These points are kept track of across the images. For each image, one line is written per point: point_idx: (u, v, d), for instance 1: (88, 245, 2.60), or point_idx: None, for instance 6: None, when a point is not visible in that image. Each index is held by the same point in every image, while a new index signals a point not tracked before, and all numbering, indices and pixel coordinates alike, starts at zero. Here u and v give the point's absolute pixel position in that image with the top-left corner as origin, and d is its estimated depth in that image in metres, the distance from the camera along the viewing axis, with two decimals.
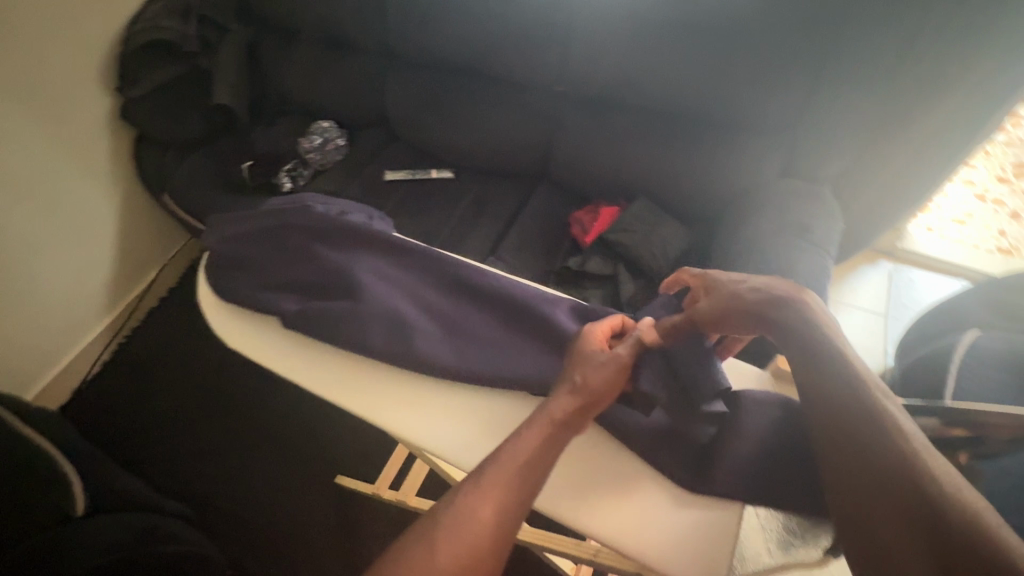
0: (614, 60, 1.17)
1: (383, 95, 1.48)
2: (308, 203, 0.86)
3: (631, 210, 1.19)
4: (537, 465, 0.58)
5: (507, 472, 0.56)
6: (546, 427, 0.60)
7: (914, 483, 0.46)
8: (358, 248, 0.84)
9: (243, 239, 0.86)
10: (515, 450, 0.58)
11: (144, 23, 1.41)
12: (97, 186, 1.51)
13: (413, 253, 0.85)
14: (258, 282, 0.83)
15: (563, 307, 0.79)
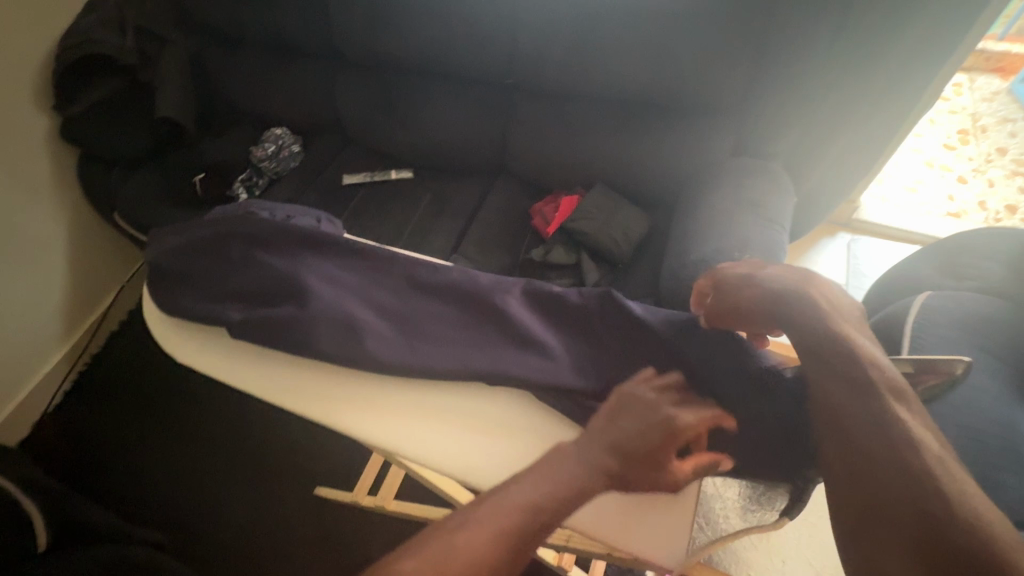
0: (562, 50, 1.16)
1: (334, 98, 1.45)
2: (251, 210, 0.85)
3: (590, 197, 1.20)
4: (538, 518, 0.52)
5: (503, 523, 0.51)
6: (558, 482, 0.55)
7: (926, 513, 0.46)
8: (306, 251, 0.83)
9: (184, 252, 0.84)
10: (518, 499, 0.53)
11: (77, 38, 1.36)
12: (42, 210, 1.44)
13: (365, 255, 0.84)
14: (204, 293, 0.81)
15: (514, 292, 0.82)
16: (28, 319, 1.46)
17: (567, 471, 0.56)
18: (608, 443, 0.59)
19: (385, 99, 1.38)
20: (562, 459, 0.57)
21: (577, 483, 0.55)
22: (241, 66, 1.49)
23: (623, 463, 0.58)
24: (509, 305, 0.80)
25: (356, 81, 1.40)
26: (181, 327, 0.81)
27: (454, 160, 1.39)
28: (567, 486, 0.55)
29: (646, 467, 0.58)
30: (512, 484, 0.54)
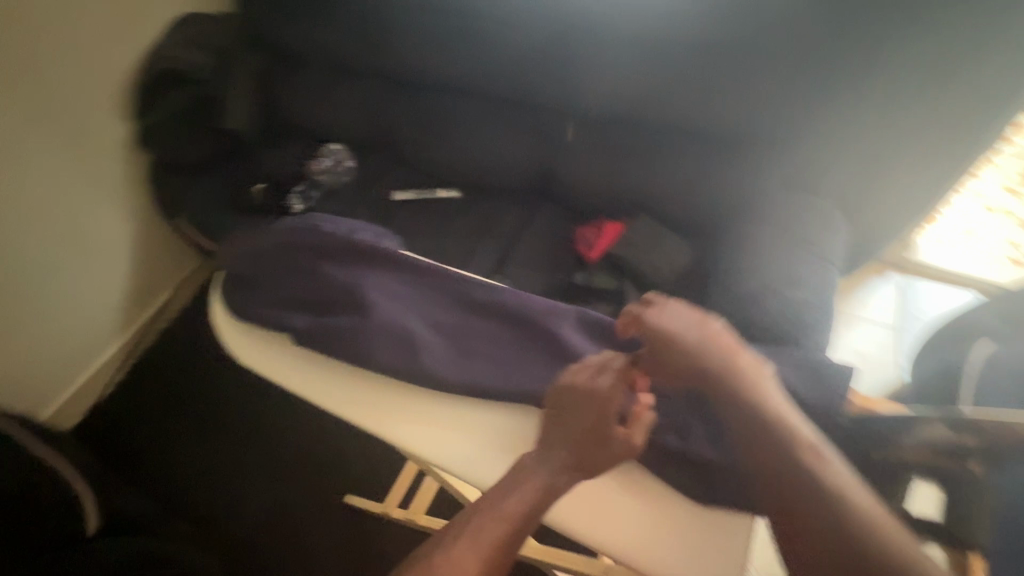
0: (616, 79, 1.19)
1: (389, 117, 1.50)
2: (316, 222, 0.84)
3: (636, 226, 1.21)
4: (518, 523, 0.62)
5: (490, 537, 0.61)
6: (529, 491, 0.64)
7: (795, 486, 0.59)
8: (367, 265, 0.83)
9: (251, 258, 0.86)
10: (496, 515, 0.62)
11: (159, 53, 1.45)
12: (115, 211, 1.54)
13: (423, 271, 0.84)
14: (270, 301, 0.84)
15: (569, 318, 0.81)
16: (92, 312, 1.54)
17: (537, 477, 0.65)
18: (563, 443, 0.67)
19: (438, 120, 1.43)
20: (529, 466, 0.66)
21: (542, 487, 0.64)
22: (302, 82, 1.55)
23: (579, 458, 0.66)
24: (562, 329, 0.80)
25: (411, 102, 1.45)
26: (241, 328, 0.85)
27: (501, 181, 1.41)
28: (540, 490, 0.64)
29: (602, 452, 0.66)
30: (483, 494, 0.64)
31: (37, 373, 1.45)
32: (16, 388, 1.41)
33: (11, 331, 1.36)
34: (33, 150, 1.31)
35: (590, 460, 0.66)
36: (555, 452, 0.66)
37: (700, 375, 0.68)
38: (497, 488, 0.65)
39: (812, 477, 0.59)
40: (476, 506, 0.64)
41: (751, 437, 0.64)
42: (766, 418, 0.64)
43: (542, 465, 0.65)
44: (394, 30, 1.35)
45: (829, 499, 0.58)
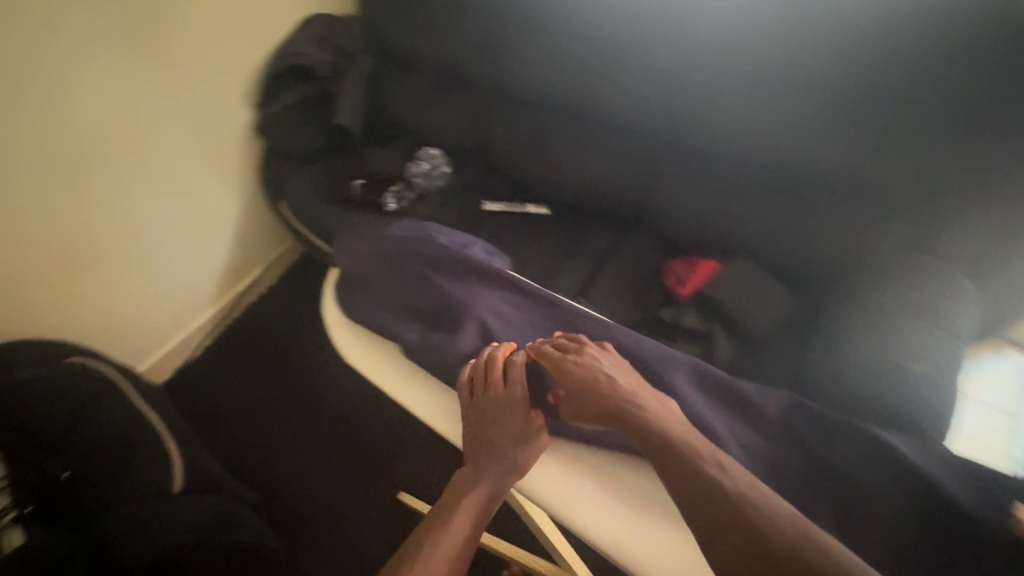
0: (731, 113, 1.14)
1: (489, 128, 1.54)
2: (431, 235, 0.96)
3: (733, 268, 1.16)
4: (466, 534, 0.76)
5: (446, 552, 0.73)
6: (465, 508, 0.78)
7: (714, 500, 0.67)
8: (476, 285, 0.94)
9: (369, 262, 0.98)
10: (446, 532, 0.75)
11: (288, 49, 1.56)
12: (228, 189, 1.65)
13: (527, 295, 0.94)
14: (380, 303, 0.95)
15: (682, 368, 0.86)
16: (194, 279, 1.67)
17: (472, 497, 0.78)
18: (474, 459, 0.81)
19: (538, 137, 1.45)
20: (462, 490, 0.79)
21: (474, 501, 0.78)
22: (410, 86, 1.61)
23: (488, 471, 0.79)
24: (672, 377, 0.85)
25: (514, 117, 1.48)
26: (354, 327, 0.97)
27: (594, 204, 1.40)
28: (477, 504, 0.78)
29: (504, 463, 0.79)
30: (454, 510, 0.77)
31: (138, 327, 1.57)
32: (120, 337, 1.54)
33: (123, 283, 1.49)
34: (168, 121, 1.43)
35: (498, 469, 0.79)
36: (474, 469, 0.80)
37: (589, 397, 0.79)
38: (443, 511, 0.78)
39: (697, 475, 0.69)
40: (427, 529, 0.76)
41: (654, 444, 0.74)
42: (671, 439, 0.73)
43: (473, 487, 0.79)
44: (509, 45, 1.39)
45: (712, 489, 0.68)
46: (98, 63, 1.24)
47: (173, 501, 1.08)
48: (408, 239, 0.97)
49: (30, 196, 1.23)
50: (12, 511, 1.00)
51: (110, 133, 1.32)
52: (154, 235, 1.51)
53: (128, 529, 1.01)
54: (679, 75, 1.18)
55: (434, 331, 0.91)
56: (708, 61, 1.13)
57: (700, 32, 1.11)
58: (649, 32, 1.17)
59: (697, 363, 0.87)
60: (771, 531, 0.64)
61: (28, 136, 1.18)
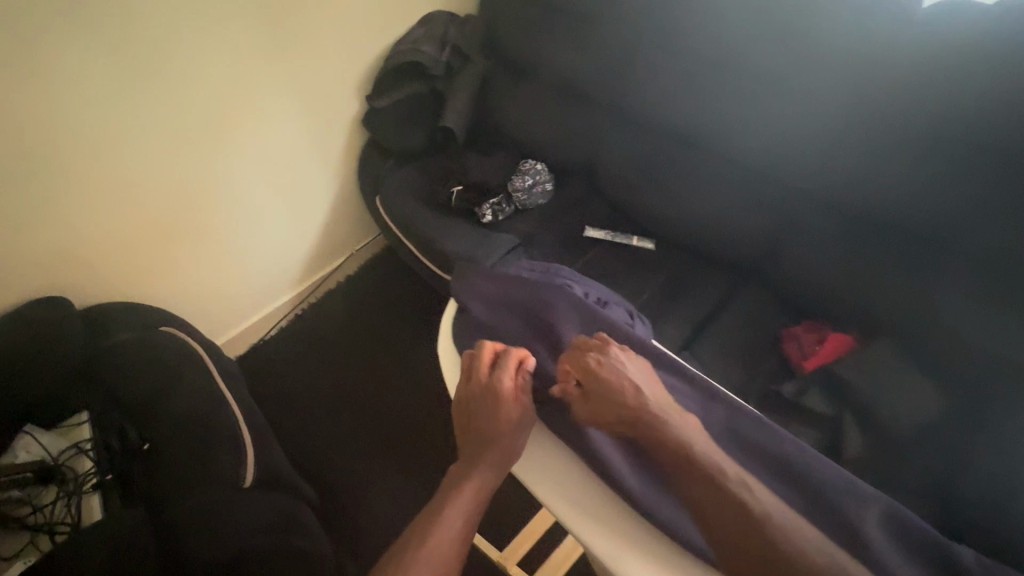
0: (895, 172, 1.00)
1: (600, 149, 1.44)
2: (566, 285, 0.93)
3: (873, 350, 1.01)
4: (460, 532, 0.74)
5: (441, 550, 0.71)
6: (460, 506, 0.76)
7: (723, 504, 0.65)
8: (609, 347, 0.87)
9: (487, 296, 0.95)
10: (440, 529, 0.73)
11: (406, 45, 1.52)
12: (325, 177, 1.65)
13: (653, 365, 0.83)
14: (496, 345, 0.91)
15: (874, 511, 0.67)
16: (281, 261, 1.68)
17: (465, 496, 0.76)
18: (470, 454, 0.79)
19: (653, 165, 1.33)
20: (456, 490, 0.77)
21: (469, 498, 0.76)
22: (522, 95, 1.55)
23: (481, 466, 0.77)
24: (856, 516, 0.67)
25: (630, 142, 1.37)
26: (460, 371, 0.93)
27: (708, 248, 1.28)
28: (469, 501, 0.76)
29: (496, 457, 0.77)
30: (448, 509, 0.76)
31: (223, 301, 1.59)
32: (206, 309, 1.56)
33: (216, 258, 1.51)
34: (281, 105, 1.43)
35: (492, 464, 0.77)
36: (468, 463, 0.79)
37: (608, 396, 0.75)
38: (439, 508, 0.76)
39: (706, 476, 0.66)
40: (423, 526, 0.74)
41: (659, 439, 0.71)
42: (690, 451, 0.68)
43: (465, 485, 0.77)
44: (639, 66, 1.29)
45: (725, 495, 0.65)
46: (222, 44, 1.25)
47: (248, 497, 1.07)
48: (534, 283, 0.93)
49: (142, 167, 1.25)
50: (94, 476, 1.06)
51: (225, 112, 1.33)
52: (252, 214, 1.52)
53: (196, 514, 1.02)
54: (838, 123, 1.04)
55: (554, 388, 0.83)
56: (877, 113, 0.99)
57: (875, 80, 0.98)
58: (812, 73, 1.05)
59: (896, 512, 0.67)
60: (786, 540, 0.61)
61: (149, 111, 1.21)
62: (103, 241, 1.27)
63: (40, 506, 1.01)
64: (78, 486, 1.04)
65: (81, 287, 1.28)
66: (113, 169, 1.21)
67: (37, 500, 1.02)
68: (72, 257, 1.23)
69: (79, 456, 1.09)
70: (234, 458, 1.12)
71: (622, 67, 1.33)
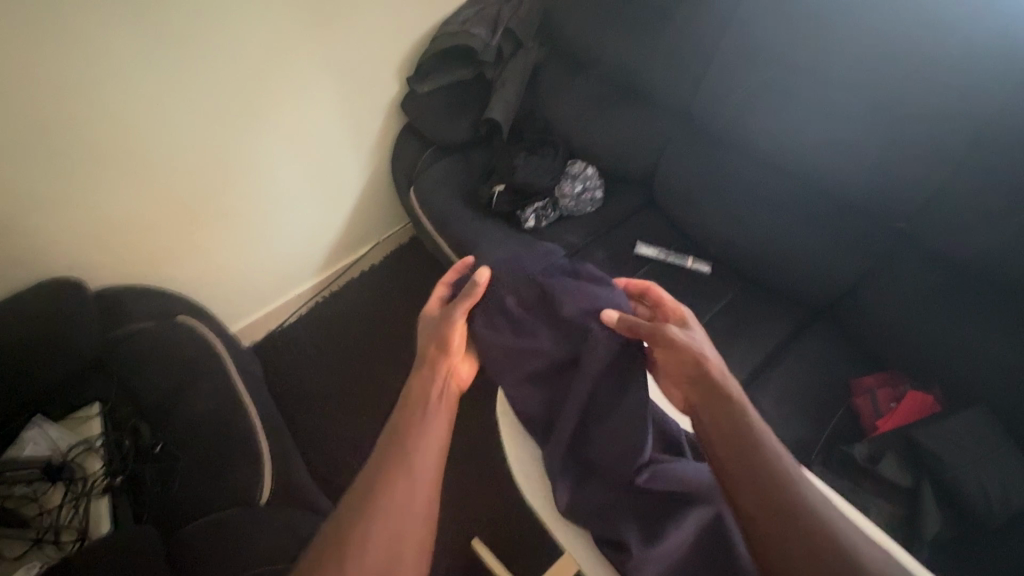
0: (1008, 222, 0.89)
1: (660, 160, 1.34)
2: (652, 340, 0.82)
3: (961, 415, 0.91)
4: (431, 468, 0.64)
5: (409, 483, 0.62)
6: (430, 433, 0.66)
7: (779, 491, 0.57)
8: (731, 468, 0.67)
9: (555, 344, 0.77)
10: (412, 455, 0.64)
11: (455, 26, 1.40)
12: (358, 163, 1.55)
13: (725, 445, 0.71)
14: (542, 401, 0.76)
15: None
16: (306, 247, 1.59)
17: (430, 430, 0.67)
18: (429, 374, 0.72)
19: (716, 181, 1.23)
20: (413, 427, 0.66)
21: (434, 420, 0.68)
22: (576, 90, 1.44)
23: (439, 388, 0.71)
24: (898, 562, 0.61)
25: (695, 154, 1.27)
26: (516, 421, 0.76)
27: (772, 278, 1.18)
28: (438, 429, 0.67)
29: (452, 366, 0.73)
30: (418, 437, 0.65)
31: (244, 288, 1.52)
32: (227, 295, 1.49)
33: (240, 244, 1.43)
34: (319, 85, 1.32)
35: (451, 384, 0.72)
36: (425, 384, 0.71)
37: (670, 354, 0.69)
38: (404, 440, 0.65)
39: (743, 424, 0.62)
40: (387, 465, 0.63)
41: (718, 415, 0.64)
42: (747, 437, 0.61)
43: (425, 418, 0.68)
44: (716, 71, 1.17)
45: (776, 480, 0.58)
46: (264, 17, 1.15)
47: (262, 518, 1.01)
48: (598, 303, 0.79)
49: (170, 149, 1.17)
50: (105, 479, 0.99)
51: (261, 92, 1.23)
52: (278, 200, 1.43)
53: (207, 536, 0.96)
54: (947, 161, 0.93)
55: (628, 521, 0.65)
56: (993, 157, 0.88)
57: (996, 118, 0.87)
58: (924, 99, 0.92)
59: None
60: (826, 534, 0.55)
61: (179, 87, 1.11)
62: (124, 225, 1.19)
63: (47, 508, 0.94)
64: (88, 489, 0.98)
65: (98, 271, 1.21)
66: (137, 149, 1.12)
67: (43, 501, 0.95)
68: (93, 240, 1.16)
69: (88, 454, 1.02)
70: (250, 472, 1.07)
71: (694, 71, 1.21)
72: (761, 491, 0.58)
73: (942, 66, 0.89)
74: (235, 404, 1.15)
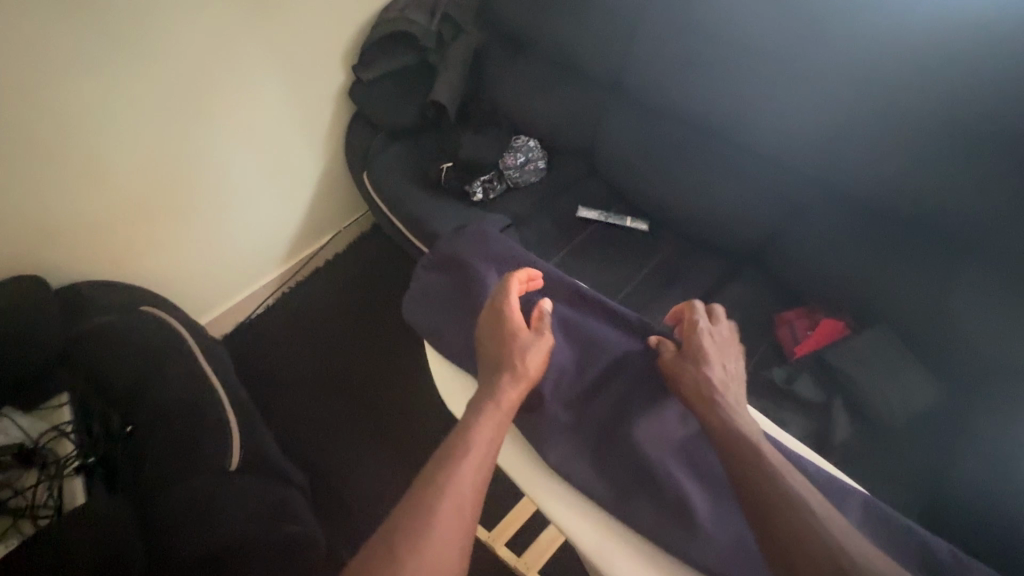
0: (894, 159, 0.99)
1: (598, 128, 1.41)
2: (567, 283, 0.98)
3: (866, 336, 1.00)
4: (476, 484, 0.69)
5: (459, 494, 0.67)
6: (478, 445, 0.72)
7: (789, 502, 0.63)
8: (607, 368, 0.88)
9: (466, 284, 0.97)
10: (463, 470, 0.69)
11: (395, 13, 1.46)
12: (313, 153, 1.60)
13: (597, 360, 0.89)
14: (464, 339, 0.91)
15: (849, 506, 0.72)
16: (268, 239, 1.63)
17: (478, 449, 0.72)
18: (486, 394, 0.78)
19: (648, 146, 1.31)
20: (465, 441, 0.72)
21: (487, 440, 0.73)
22: (516, 68, 1.50)
23: (498, 409, 0.76)
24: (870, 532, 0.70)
25: (627, 122, 1.35)
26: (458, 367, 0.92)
27: (705, 231, 1.27)
28: (484, 444, 0.73)
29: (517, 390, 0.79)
30: (473, 451, 0.71)
31: (209, 281, 1.56)
32: (193, 290, 1.54)
33: (202, 239, 1.47)
34: (265, 78, 1.37)
35: (508, 400, 0.78)
36: (481, 401, 0.77)
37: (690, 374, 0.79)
38: (456, 452, 0.71)
39: (750, 442, 0.70)
40: (436, 476, 0.68)
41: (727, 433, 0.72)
42: (751, 446, 0.69)
43: (481, 424, 0.74)
44: (641, 39, 1.24)
45: (787, 492, 0.64)
46: (205, 13, 1.20)
47: (235, 484, 1.08)
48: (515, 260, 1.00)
49: (123, 146, 1.22)
50: (77, 460, 1.03)
51: (207, 87, 1.28)
52: (236, 193, 1.48)
53: (185, 505, 1.03)
54: (839, 108, 1.02)
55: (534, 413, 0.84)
56: (881, 99, 0.97)
57: (878, 70, 0.97)
58: (819, 54, 1.02)
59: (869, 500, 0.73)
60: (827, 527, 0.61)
61: (125, 83, 1.16)
62: (81, 221, 1.24)
63: (22, 489, 0.98)
64: (61, 471, 1.01)
65: (61, 268, 1.26)
66: (89, 147, 1.17)
67: (19, 484, 0.98)
68: (50, 237, 1.20)
69: (60, 439, 1.05)
70: (219, 442, 1.12)
71: (620, 41, 1.29)
72: (776, 504, 0.64)
73: (830, 21, 1.00)
74: (204, 384, 1.19)
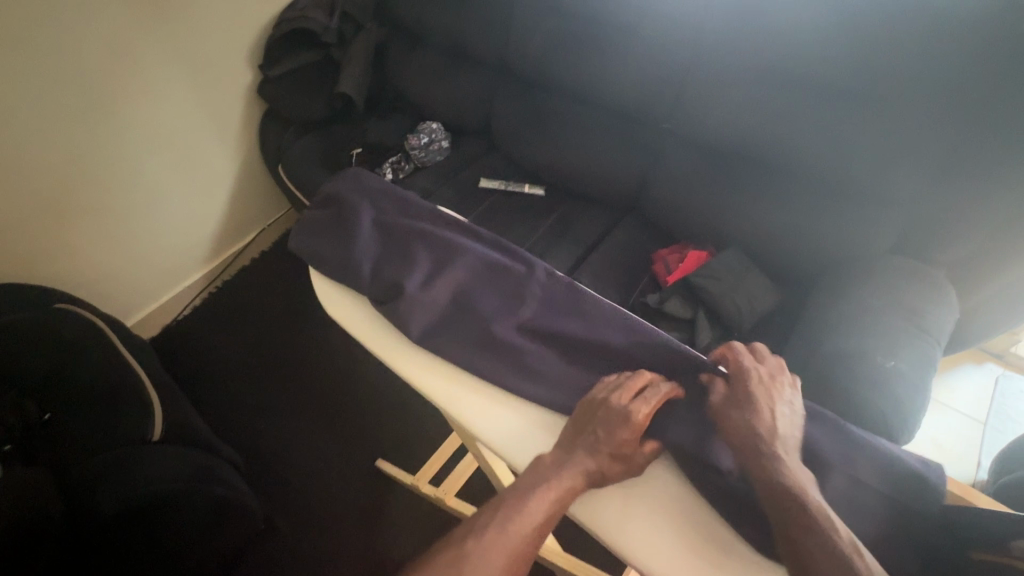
0: (727, 108, 1.16)
1: (493, 108, 1.55)
2: (428, 206, 1.03)
3: (720, 258, 1.17)
4: (528, 547, 0.62)
5: (508, 551, 0.61)
6: (540, 509, 0.64)
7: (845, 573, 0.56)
8: (463, 266, 0.94)
9: (339, 214, 1.01)
10: (517, 526, 0.63)
11: (294, 12, 1.54)
12: (225, 149, 1.64)
13: (453, 260, 0.94)
14: (340, 260, 0.95)
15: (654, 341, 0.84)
16: (187, 236, 1.66)
17: (535, 510, 0.64)
18: (566, 458, 0.69)
19: (536, 120, 1.45)
20: (524, 495, 0.65)
21: (553, 504, 0.65)
22: (415, 59, 1.61)
23: (573, 476, 0.67)
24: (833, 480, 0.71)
25: (515, 100, 1.49)
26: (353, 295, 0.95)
27: (591, 189, 1.42)
28: (547, 509, 0.64)
29: (598, 467, 0.68)
30: (534, 506, 0.64)
31: (128, 282, 1.57)
32: (112, 291, 1.54)
33: (116, 237, 1.49)
34: (167, 74, 1.42)
35: (586, 471, 0.68)
36: (558, 463, 0.69)
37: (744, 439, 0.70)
38: (511, 503, 0.65)
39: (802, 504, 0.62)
40: (484, 523, 0.63)
41: (780, 496, 0.63)
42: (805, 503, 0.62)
43: (552, 484, 0.66)
44: (517, 25, 1.39)
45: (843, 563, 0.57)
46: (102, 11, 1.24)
47: (160, 450, 1.10)
48: (383, 190, 1.05)
49: (25, 146, 1.23)
50: None
51: (105, 84, 1.31)
52: (149, 189, 1.50)
53: (103, 468, 1.03)
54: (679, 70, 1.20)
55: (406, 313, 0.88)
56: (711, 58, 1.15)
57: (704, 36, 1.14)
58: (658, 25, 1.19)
59: (853, 472, 0.71)
60: None
61: (22, 81, 1.18)
62: None
63: None
64: None
65: None
66: None
67: None
68: None
69: None
70: (138, 416, 1.14)
71: (500, 27, 1.42)
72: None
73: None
74: (120, 367, 1.21)
